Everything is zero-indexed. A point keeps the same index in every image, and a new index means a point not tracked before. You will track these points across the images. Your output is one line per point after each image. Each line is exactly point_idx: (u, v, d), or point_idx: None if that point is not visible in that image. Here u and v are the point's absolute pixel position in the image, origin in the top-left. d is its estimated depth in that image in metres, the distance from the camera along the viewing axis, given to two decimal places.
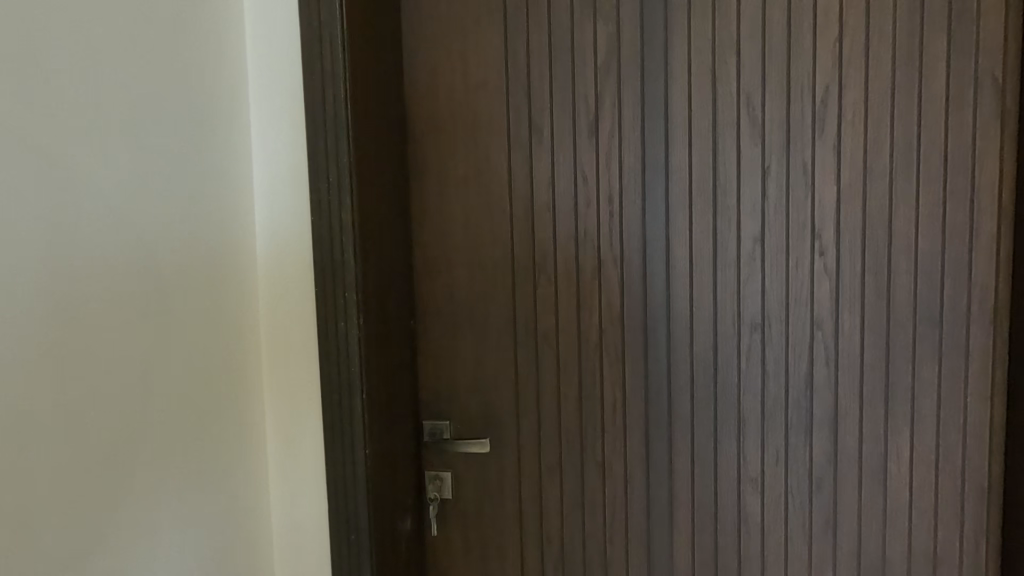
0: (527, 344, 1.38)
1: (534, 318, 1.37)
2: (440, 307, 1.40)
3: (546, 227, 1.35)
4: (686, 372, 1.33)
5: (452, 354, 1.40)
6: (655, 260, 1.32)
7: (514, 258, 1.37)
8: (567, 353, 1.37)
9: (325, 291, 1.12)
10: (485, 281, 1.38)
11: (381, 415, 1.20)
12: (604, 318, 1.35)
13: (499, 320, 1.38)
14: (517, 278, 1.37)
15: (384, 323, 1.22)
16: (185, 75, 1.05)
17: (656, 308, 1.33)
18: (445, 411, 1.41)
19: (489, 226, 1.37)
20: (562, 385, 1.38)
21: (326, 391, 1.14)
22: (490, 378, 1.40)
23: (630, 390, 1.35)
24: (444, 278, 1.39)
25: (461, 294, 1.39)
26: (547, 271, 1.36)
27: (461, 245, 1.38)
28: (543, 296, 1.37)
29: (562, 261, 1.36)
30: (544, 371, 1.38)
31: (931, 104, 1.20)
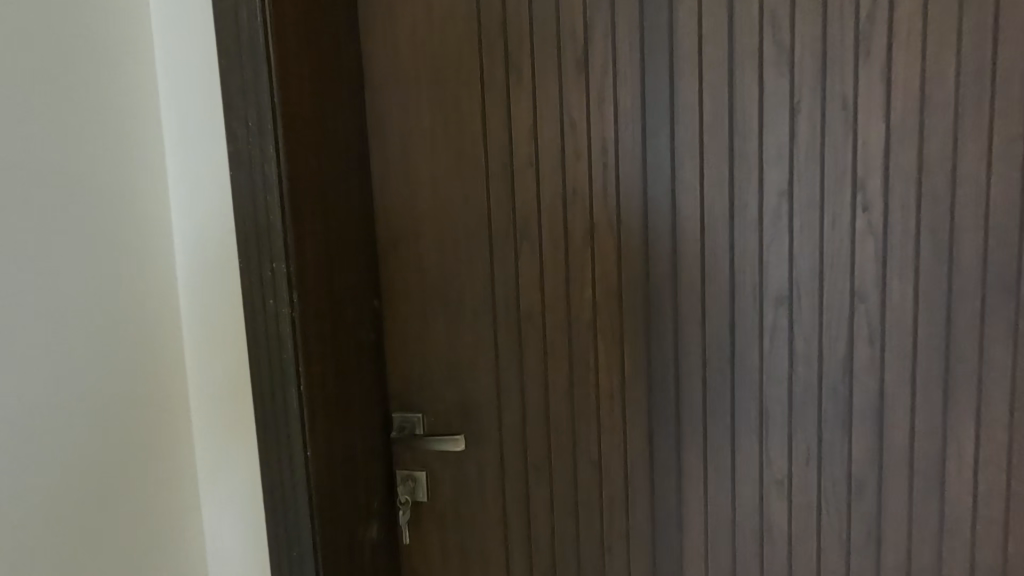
0: (509, 325, 1.18)
1: (516, 295, 1.17)
2: (409, 285, 1.20)
3: (528, 188, 1.14)
4: (696, 355, 1.11)
5: (424, 337, 1.21)
6: (659, 222, 1.10)
7: (490, 225, 1.16)
8: (555, 336, 1.17)
9: (249, 263, 0.93)
10: (459, 254, 1.18)
11: (331, 409, 1.02)
12: (598, 291, 1.14)
13: (475, 298, 1.19)
14: (495, 247, 1.17)
15: (335, 301, 1.03)
16: (79, 12, 0.86)
17: (661, 279, 1.11)
18: (418, 403, 1.23)
19: (462, 189, 1.16)
20: (552, 373, 1.18)
21: (260, 382, 0.96)
22: (467, 365, 1.21)
23: (629, 377, 1.15)
24: (412, 251, 1.19)
25: (432, 269, 1.19)
26: (530, 239, 1.15)
27: (431, 211, 1.18)
28: (525, 268, 1.16)
29: (547, 227, 1.15)
30: (529, 356, 1.18)
31: (1011, 12, 0.94)
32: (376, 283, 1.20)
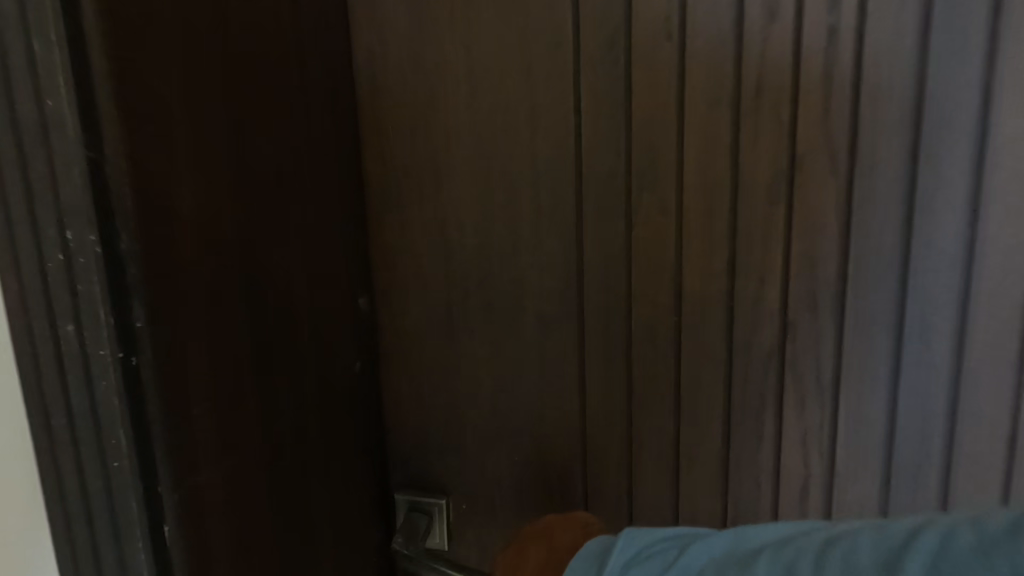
0: (606, 354, 0.64)
1: (624, 298, 0.62)
2: (426, 279, 0.66)
3: (660, 86, 0.58)
4: (997, 426, 0.56)
5: (449, 371, 0.68)
6: (946, 154, 0.52)
7: (580, 164, 0.61)
8: (697, 375, 0.62)
9: (15, 255, 0.40)
10: (519, 221, 0.63)
11: (255, 536, 0.51)
12: (791, 293, 0.58)
13: (544, 303, 0.64)
14: (585, 206, 0.61)
15: (253, 320, 0.49)
16: None
17: (933, 273, 0.55)
18: (444, 478, 0.71)
19: (526, 94, 0.60)
20: (686, 440, 0.64)
21: (64, 503, 0.43)
22: (524, 421, 0.68)
23: (841, 458, 0.60)
24: (433, 215, 0.65)
25: (466, 250, 0.65)
26: (659, 190, 0.59)
27: (466, 137, 0.62)
28: (643, 247, 0.61)
29: (693, 167, 0.58)
30: (645, 409, 0.64)
31: None
32: (363, 273, 0.66)
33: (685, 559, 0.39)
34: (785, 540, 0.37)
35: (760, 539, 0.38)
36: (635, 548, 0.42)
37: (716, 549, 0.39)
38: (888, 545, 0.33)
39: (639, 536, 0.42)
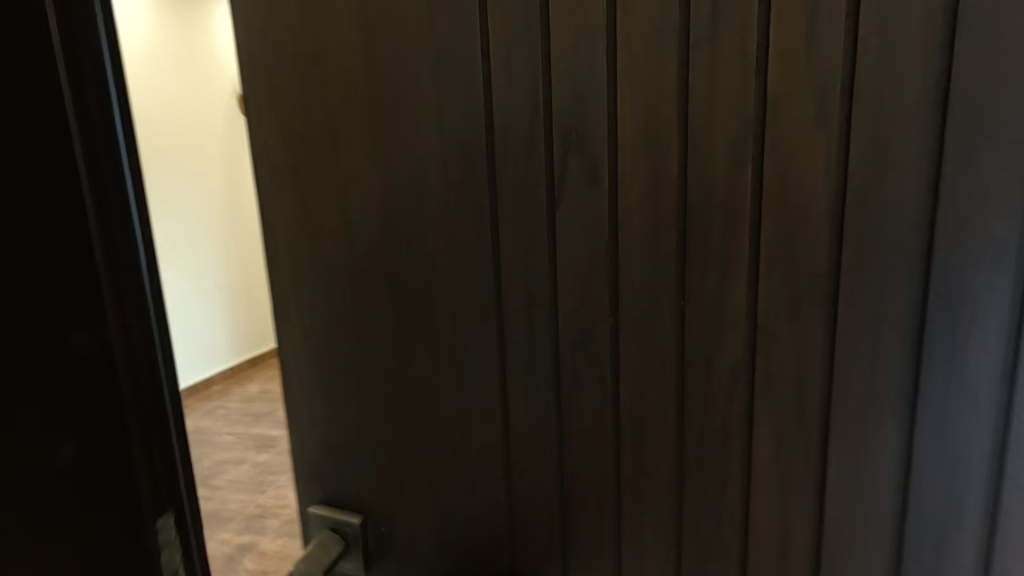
0: (532, 358, 0.51)
1: (551, 291, 0.49)
2: (328, 265, 0.57)
3: (586, 11, 0.43)
4: None
5: (358, 368, 0.58)
6: (1004, 70, 0.35)
7: (491, 123, 0.48)
8: (642, 392, 0.48)
9: None
10: (425, 196, 0.52)
11: None
12: (762, 282, 0.43)
13: (459, 293, 0.52)
14: (498, 171, 0.49)
15: None
16: None
17: (977, 255, 0.38)
18: (363, 494, 0.62)
19: (422, 35, 0.48)
20: (631, 477, 0.50)
21: None
22: (440, 433, 0.57)
23: (831, 506, 0.45)
24: (331, 192, 0.55)
25: (367, 233, 0.55)
26: (588, 149, 0.46)
27: (360, 93, 0.52)
28: (571, 227, 0.47)
29: (629, 118, 0.44)
30: (579, 432, 0.51)
31: None
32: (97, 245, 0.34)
33: None
34: None
35: None
36: None
37: None
38: None
39: None
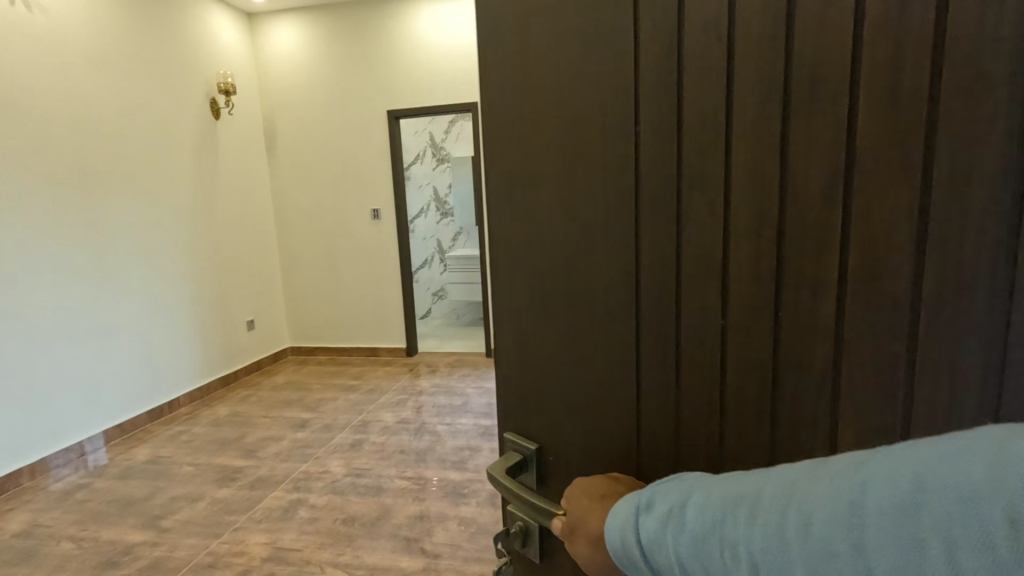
0: (661, 351, 0.63)
1: (675, 300, 0.61)
2: (516, 258, 0.73)
3: (708, 89, 0.56)
4: None
5: (526, 347, 0.76)
6: None
7: (639, 157, 0.60)
8: (745, 384, 0.58)
9: None
10: (591, 210, 0.64)
11: None
12: (854, 301, 0.51)
13: (605, 296, 0.65)
14: (638, 201, 0.61)
15: None
16: None
17: None
18: (538, 433, 0.78)
19: (588, 87, 0.62)
20: (733, 459, 0.60)
21: None
22: (585, 403, 0.71)
23: None
24: (518, 203, 0.70)
25: (546, 235, 0.69)
26: (707, 189, 0.57)
27: (535, 141, 0.67)
28: (695, 249, 0.59)
29: (744, 164, 0.55)
30: (692, 413, 0.62)
31: None
32: None
33: (682, 507, 0.49)
34: (773, 477, 0.44)
35: (751, 482, 0.45)
36: (652, 497, 0.53)
37: (713, 498, 0.46)
38: (849, 470, 0.40)
39: (672, 483, 0.53)
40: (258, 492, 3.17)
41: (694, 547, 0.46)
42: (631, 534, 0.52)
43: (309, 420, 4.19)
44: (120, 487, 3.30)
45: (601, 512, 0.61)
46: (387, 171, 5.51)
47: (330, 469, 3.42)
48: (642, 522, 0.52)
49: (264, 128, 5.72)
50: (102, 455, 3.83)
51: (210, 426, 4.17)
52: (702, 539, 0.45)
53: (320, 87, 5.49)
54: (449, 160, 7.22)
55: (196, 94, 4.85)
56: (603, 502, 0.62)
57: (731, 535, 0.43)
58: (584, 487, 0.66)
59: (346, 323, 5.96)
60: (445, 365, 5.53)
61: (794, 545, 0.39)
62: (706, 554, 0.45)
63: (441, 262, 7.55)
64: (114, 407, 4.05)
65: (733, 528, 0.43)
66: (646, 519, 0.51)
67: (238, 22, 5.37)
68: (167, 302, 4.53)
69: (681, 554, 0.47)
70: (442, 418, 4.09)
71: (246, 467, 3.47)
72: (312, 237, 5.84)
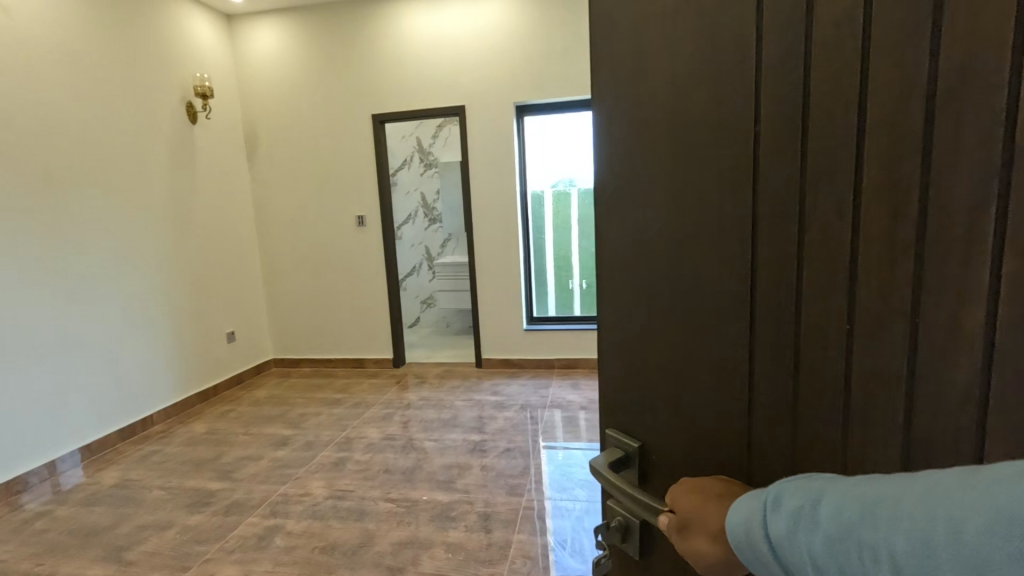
0: (777, 355, 0.60)
1: (795, 300, 0.58)
2: (627, 253, 0.74)
3: (839, 73, 0.51)
4: None
5: (632, 344, 0.78)
6: None
7: (759, 142, 0.58)
8: (872, 390, 0.52)
9: None
10: (703, 204, 0.64)
11: None
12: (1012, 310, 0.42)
13: (719, 296, 0.65)
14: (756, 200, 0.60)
15: None
16: None
17: None
18: (639, 431, 0.80)
19: (706, 80, 0.62)
20: (860, 472, 0.54)
21: None
22: (693, 404, 0.71)
23: None
24: (627, 199, 0.72)
25: (655, 225, 0.70)
26: (833, 181, 0.53)
27: (648, 143, 0.69)
28: (818, 246, 0.55)
29: (878, 150, 0.49)
30: (814, 418, 0.58)
31: None
32: None
33: (820, 499, 0.44)
34: (935, 476, 0.39)
35: (905, 479, 0.40)
36: (785, 490, 0.48)
37: (855, 491, 0.42)
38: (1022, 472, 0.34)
39: (807, 480, 0.48)
40: (232, 518, 2.93)
41: (828, 544, 0.42)
42: (758, 528, 0.48)
43: (290, 438, 3.97)
44: (83, 515, 3.06)
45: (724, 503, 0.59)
46: (372, 176, 5.34)
47: (310, 492, 3.13)
48: (772, 514, 0.47)
49: (244, 132, 5.52)
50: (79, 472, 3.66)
51: (185, 445, 3.93)
52: (836, 538, 0.41)
53: (303, 91, 5.33)
54: (436, 165, 7.07)
55: (171, 96, 4.64)
56: (722, 499, 0.59)
57: (870, 535, 0.39)
58: (693, 486, 0.64)
59: (331, 333, 5.76)
60: (434, 376, 5.34)
61: (942, 547, 0.35)
62: (841, 551, 0.41)
63: (429, 269, 7.38)
64: (81, 426, 3.81)
65: (877, 523, 0.39)
66: (777, 510, 0.47)
67: (217, 24, 5.20)
68: (140, 314, 4.31)
69: (817, 551, 0.42)
70: (430, 433, 3.89)
71: (221, 490, 3.24)
72: (295, 245, 5.64)
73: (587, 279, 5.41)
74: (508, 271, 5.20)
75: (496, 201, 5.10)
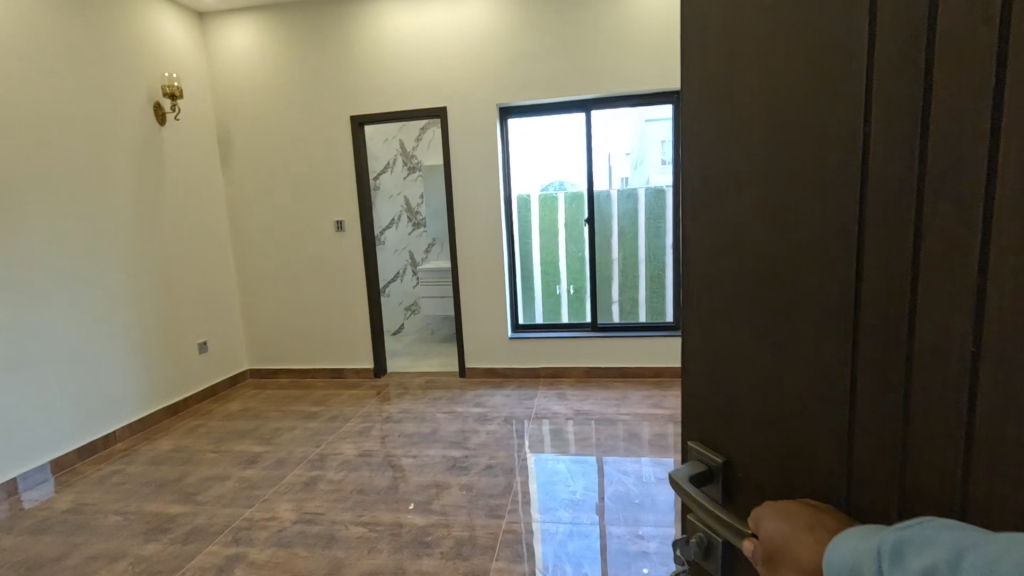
0: (886, 378, 0.54)
1: (908, 314, 0.51)
2: (720, 262, 0.73)
3: (966, 50, 0.43)
4: None
5: (723, 356, 0.76)
6: None
7: (868, 134, 0.52)
8: (1001, 427, 0.45)
9: None
10: (801, 208, 0.61)
11: None
12: None
13: (817, 308, 0.60)
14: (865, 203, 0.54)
15: None
16: None
17: None
18: (724, 447, 0.79)
19: (807, 76, 0.58)
20: (993, 522, 0.46)
21: None
22: (785, 426, 0.67)
23: None
24: (721, 208, 0.72)
25: (747, 224, 0.68)
26: (961, 181, 0.45)
27: (743, 150, 0.67)
28: (943, 255, 0.47)
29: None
30: (927, 450, 0.51)
31: None
32: None
33: (951, 552, 0.40)
34: None
35: None
36: (905, 535, 0.44)
37: (1001, 547, 0.38)
38: None
39: (930, 524, 0.44)
40: (191, 547, 2.72)
41: None
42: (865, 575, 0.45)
43: (261, 455, 3.76)
44: (29, 546, 2.83)
45: (813, 540, 0.54)
46: (351, 180, 5.17)
47: (277, 515, 2.94)
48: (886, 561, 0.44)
49: (218, 136, 5.33)
50: (49, 489, 3.46)
51: (148, 465, 3.70)
52: None
53: (279, 93, 5.14)
54: (420, 169, 6.89)
55: (138, 98, 4.43)
56: (814, 533, 0.54)
57: None
58: (783, 511, 0.59)
59: (310, 342, 5.55)
60: (417, 387, 5.15)
61: None
62: None
63: (413, 275, 7.19)
64: (36, 445, 3.57)
65: None
66: (894, 558, 0.44)
67: (188, 23, 5.00)
68: (105, 327, 4.09)
69: None
70: (409, 449, 3.70)
71: (182, 515, 3.03)
72: (272, 252, 5.44)
73: (574, 285, 5.26)
74: (492, 277, 5.04)
75: (479, 205, 4.95)
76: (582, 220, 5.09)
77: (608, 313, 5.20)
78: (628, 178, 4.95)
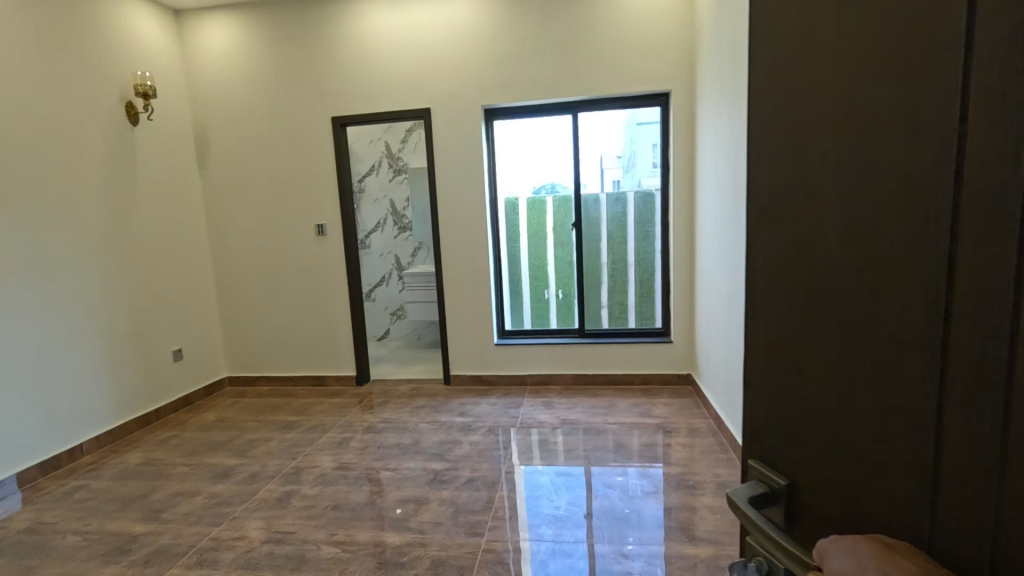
0: (981, 421, 0.50)
1: (1002, 351, 0.47)
2: (807, 283, 0.74)
3: None
4: None
5: (806, 378, 0.76)
6: None
7: (963, 156, 0.50)
8: None
9: None
10: (888, 232, 0.59)
11: None
12: None
13: (904, 337, 0.58)
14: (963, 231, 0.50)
15: None
16: None
17: None
18: (798, 470, 0.78)
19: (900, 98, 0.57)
20: None
21: None
22: (865, 457, 0.65)
23: None
24: (810, 231, 0.72)
25: (825, 247, 0.70)
26: None
27: (832, 173, 0.68)
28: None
29: None
30: (1012, 502, 0.46)
31: None
32: None
33: None
34: None
35: None
36: None
37: None
38: None
39: None
40: (152, 570, 2.57)
41: None
42: None
43: (234, 469, 3.62)
44: None
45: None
46: (331, 183, 5.03)
47: (245, 534, 2.80)
48: None
49: (194, 137, 5.18)
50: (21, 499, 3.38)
51: (114, 479, 3.54)
52: None
53: (257, 93, 5.00)
54: (406, 171, 6.77)
55: (109, 96, 4.27)
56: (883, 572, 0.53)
57: None
58: (854, 547, 0.58)
59: (290, 349, 5.39)
60: (400, 394, 5.02)
61: None
62: None
63: (399, 279, 7.05)
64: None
65: None
66: None
67: (163, 20, 4.85)
68: (75, 334, 3.93)
69: None
70: (389, 462, 3.57)
71: (146, 535, 2.87)
72: (250, 256, 5.28)
73: (562, 290, 5.14)
74: (477, 282, 4.92)
75: (464, 209, 4.84)
76: (570, 225, 4.99)
77: (597, 319, 5.10)
78: (618, 181, 4.86)
